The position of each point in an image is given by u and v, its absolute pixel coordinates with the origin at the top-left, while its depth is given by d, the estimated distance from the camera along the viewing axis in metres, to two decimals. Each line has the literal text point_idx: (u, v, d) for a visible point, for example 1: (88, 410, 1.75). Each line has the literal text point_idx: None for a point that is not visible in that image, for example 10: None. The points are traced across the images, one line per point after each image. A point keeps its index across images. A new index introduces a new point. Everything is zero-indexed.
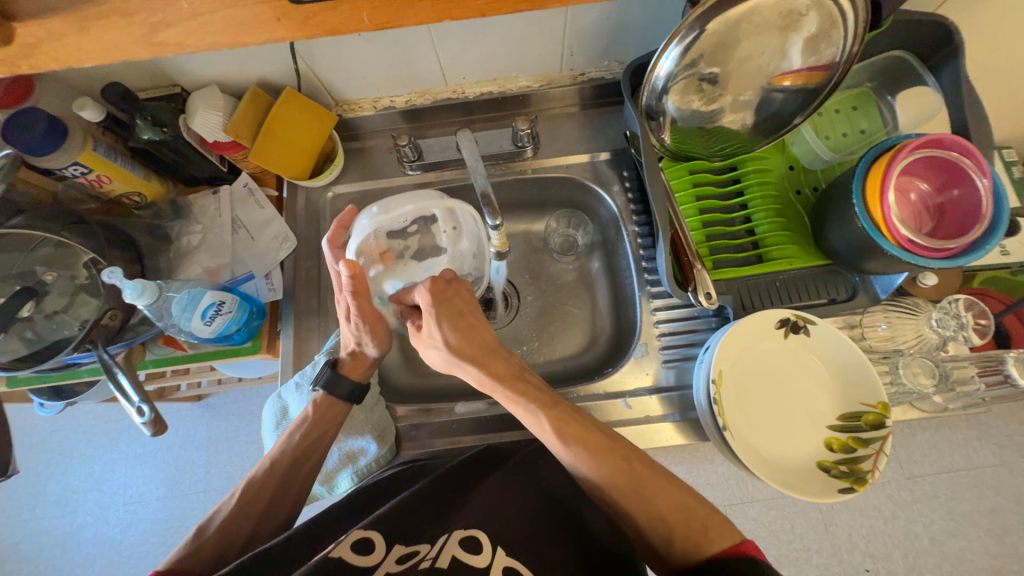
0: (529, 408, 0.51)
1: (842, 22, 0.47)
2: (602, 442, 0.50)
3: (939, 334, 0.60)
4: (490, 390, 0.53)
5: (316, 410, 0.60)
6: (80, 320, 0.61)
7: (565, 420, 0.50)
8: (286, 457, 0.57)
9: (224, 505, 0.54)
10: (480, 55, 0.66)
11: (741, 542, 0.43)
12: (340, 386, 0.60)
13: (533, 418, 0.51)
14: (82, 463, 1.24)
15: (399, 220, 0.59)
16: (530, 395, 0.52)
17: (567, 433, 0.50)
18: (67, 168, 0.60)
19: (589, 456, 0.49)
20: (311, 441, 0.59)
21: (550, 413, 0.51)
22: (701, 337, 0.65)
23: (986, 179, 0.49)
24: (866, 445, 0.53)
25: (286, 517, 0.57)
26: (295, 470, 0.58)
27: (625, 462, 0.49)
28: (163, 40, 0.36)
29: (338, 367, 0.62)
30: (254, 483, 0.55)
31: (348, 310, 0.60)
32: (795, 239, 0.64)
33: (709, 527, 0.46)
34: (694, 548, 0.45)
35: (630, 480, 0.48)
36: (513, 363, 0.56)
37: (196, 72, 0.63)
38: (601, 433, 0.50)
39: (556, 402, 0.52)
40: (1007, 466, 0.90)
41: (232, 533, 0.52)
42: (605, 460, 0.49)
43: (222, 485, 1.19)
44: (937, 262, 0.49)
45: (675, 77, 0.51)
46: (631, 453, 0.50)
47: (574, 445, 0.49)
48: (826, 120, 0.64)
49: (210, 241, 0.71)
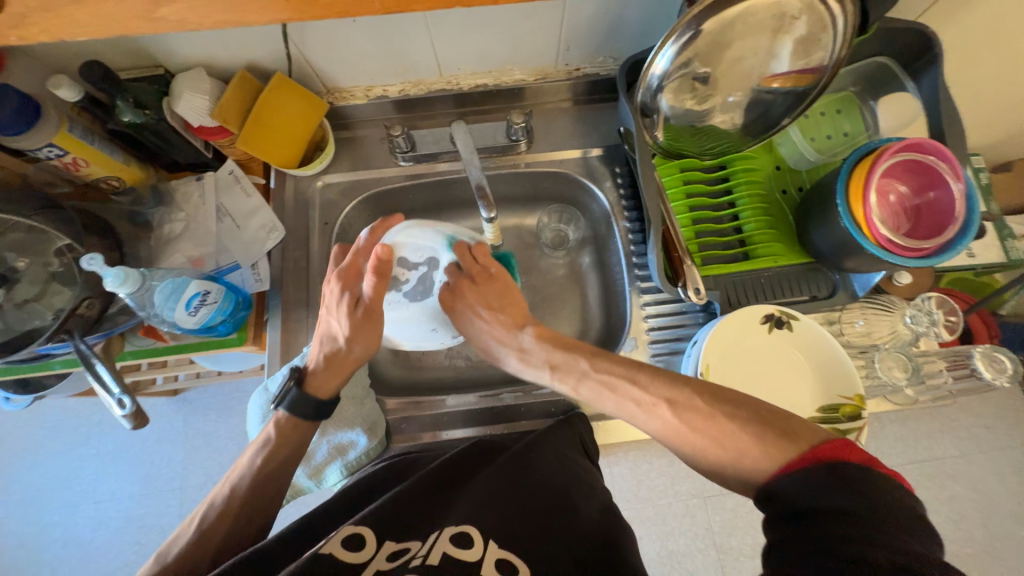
0: (558, 378, 0.57)
1: (831, 26, 0.49)
2: (628, 389, 0.50)
3: (912, 330, 0.63)
4: (528, 368, 0.60)
5: (279, 432, 0.56)
6: (54, 309, 0.58)
7: (590, 376, 0.54)
8: (245, 483, 0.54)
9: (182, 533, 0.51)
10: (474, 46, 0.66)
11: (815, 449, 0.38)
12: (304, 405, 0.57)
13: (560, 383, 0.57)
14: (49, 459, 1.19)
15: (417, 250, 0.64)
16: (562, 365, 0.56)
17: (591, 387, 0.53)
18: (40, 149, 0.58)
19: (617, 402, 0.51)
20: (272, 467, 0.55)
21: (573, 377, 0.55)
22: (688, 331, 0.66)
23: (960, 184, 0.51)
24: (843, 436, 0.56)
25: (257, 533, 0.53)
26: (256, 498, 0.54)
27: (654, 403, 0.48)
28: (165, 16, 0.35)
29: (305, 384, 0.59)
30: (212, 513, 0.51)
31: (352, 299, 0.59)
32: (781, 238, 0.66)
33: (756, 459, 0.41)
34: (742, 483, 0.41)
35: (667, 418, 0.46)
36: (538, 333, 0.60)
37: (181, 53, 0.61)
38: (624, 375, 0.51)
39: (589, 359, 0.55)
40: (968, 457, 0.95)
41: (191, 563, 0.49)
42: (635, 407, 0.50)
43: (199, 481, 1.17)
44: (913, 261, 0.51)
45: (670, 75, 0.52)
46: (673, 392, 0.48)
47: (600, 399, 0.53)
48: (812, 123, 0.66)
49: (193, 230, 0.69)
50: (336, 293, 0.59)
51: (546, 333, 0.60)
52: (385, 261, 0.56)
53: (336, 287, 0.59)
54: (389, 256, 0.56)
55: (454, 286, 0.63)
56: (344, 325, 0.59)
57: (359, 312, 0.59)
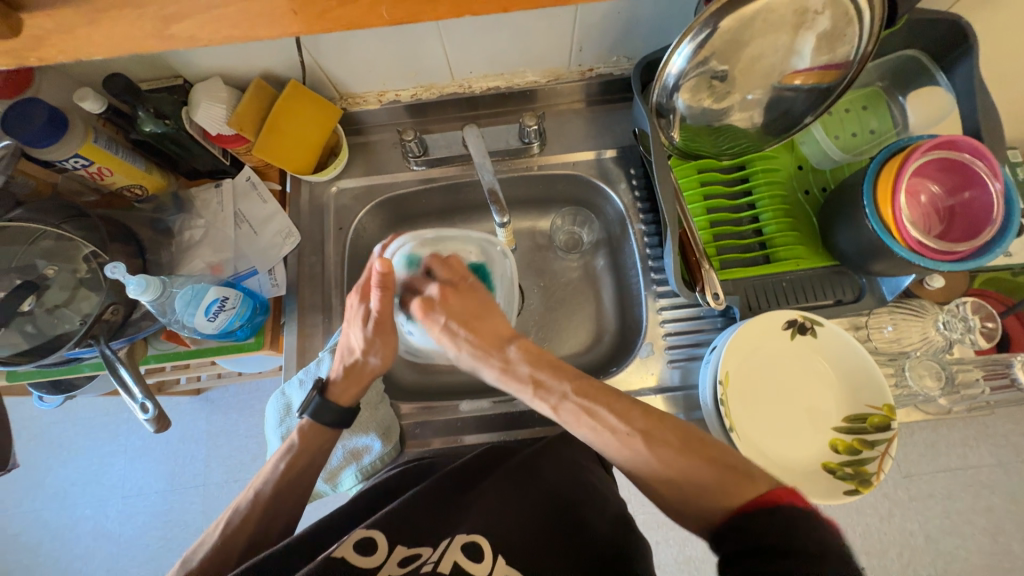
0: (539, 399, 0.53)
1: (857, 19, 0.47)
2: (605, 415, 0.49)
3: (945, 337, 0.60)
4: (511, 383, 0.55)
5: (301, 438, 0.57)
6: (82, 314, 0.60)
7: (568, 397, 0.51)
8: (267, 489, 0.54)
9: (208, 538, 0.52)
10: (487, 49, 0.65)
11: (772, 489, 0.41)
12: (326, 413, 0.58)
13: (542, 403, 0.53)
14: (81, 456, 1.24)
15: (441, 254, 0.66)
16: (544, 385, 0.53)
17: (569, 409, 0.51)
18: (67, 160, 0.59)
19: (593, 429, 0.49)
20: (294, 473, 0.56)
21: (552, 397, 0.52)
22: (706, 337, 0.64)
23: (999, 184, 0.49)
24: (871, 447, 0.53)
25: (281, 530, 0.55)
26: (278, 504, 0.54)
27: (630, 434, 0.47)
28: (175, 33, 0.34)
29: (327, 393, 0.59)
30: (237, 517, 0.53)
31: (364, 314, 0.58)
32: (803, 240, 0.63)
33: (728, 485, 0.43)
34: (719, 503, 0.42)
35: (639, 450, 0.47)
36: (523, 347, 0.56)
37: (200, 64, 0.62)
38: (603, 400, 0.50)
39: (572, 380, 0.52)
40: (1005, 466, 0.91)
41: (215, 565, 0.50)
42: (610, 434, 0.49)
43: (221, 480, 1.20)
44: (948, 265, 0.49)
45: (686, 74, 0.51)
46: (648, 424, 0.48)
47: (577, 423, 0.50)
48: (836, 119, 0.64)
49: (213, 236, 0.70)
50: (354, 307, 0.59)
51: (531, 348, 0.56)
52: (387, 275, 0.56)
53: (356, 298, 0.59)
54: (390, 268, 0.56)
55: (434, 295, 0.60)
56: (360, 339, 0.58)
57: (370, 326, 0.58)
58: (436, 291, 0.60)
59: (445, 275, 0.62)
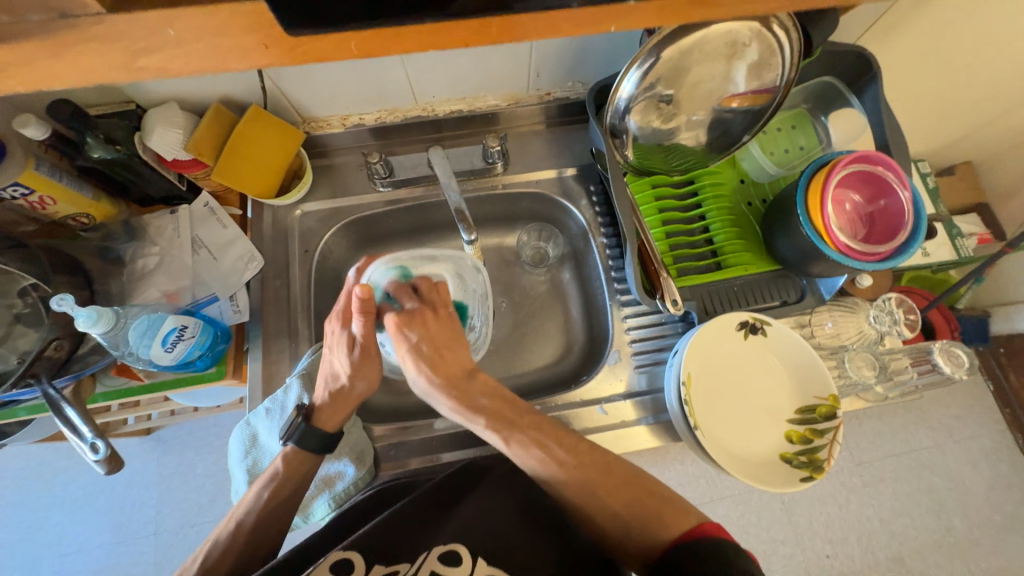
0: (490, 429, 0.55)
1: (780, 50, 0.52)
2: (554, 448, 0.52)
3: (876, 329, 0.67)
4: (462, 412, 0.57)
5: (285, 466, 0.56)
6: (18, 352, 0.55)
7: (520, 430, 0.54)
8: (251, 519, 0.53)
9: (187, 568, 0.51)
10: (452, 75, 0.68)
11: (700, 525, 0.47)
12: (311, 439, 0.57)
13: (493, 433, 0.55)
14: (10, 512, 1.12)
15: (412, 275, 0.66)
16: (498, 416, 0.56)
17: (521, 441, 0.53)
18: (5, 189, 0.56)
19: (540, 460, 0.52)
20: (279, 501, 0.54)
21: (503, 429, 0.54)
22: (669, 341, 0.68)
23: (907, 192, 0.55)
24: (821, 436, 0.58)
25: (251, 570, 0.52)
26: (248, 538, 0.52)
27: (574, 465, 0.51)
28: (145, 66, 0.31)
29: (312, 419, 0.58)
30: (215, 550, 0.51)
31: (349, 339, 0.59)
32: (749, 247, 0.69)
33: (664, 514, 0.49)
34: (655, 532, 0.48)
35: (581, 481, 0.51)
36: (484, 383, 0.59)
37: (156, 90, 0.61)
38: (551, 433, 0.54)
39: (524, 415, 0.56)
40: (940, 447, 0.99)
41: None
42: (556, 466, 0.51)
43: (175, 525, 1.11)
44: (873, 265, 0.55)
45: (636, 98, 0.56)
46: (594, 458, 0.52)
47: (525, 453, 0.53)
48: (770, 138, 0.71)
49: (169, 264, 0.68)
50: (335, 332, 0.59)
51: (490, 383, 0.60)
52: (367, 300, 0.56)
53: (336, 325, 0.60)
54: (371, 294, 0.57)
55: (413, 314, 0.62)
56: (345, 363, 0.59)
57: (357, 352, 0.59)
58: (416, 308, 0.62)
59: (427, 295, 0.63)
